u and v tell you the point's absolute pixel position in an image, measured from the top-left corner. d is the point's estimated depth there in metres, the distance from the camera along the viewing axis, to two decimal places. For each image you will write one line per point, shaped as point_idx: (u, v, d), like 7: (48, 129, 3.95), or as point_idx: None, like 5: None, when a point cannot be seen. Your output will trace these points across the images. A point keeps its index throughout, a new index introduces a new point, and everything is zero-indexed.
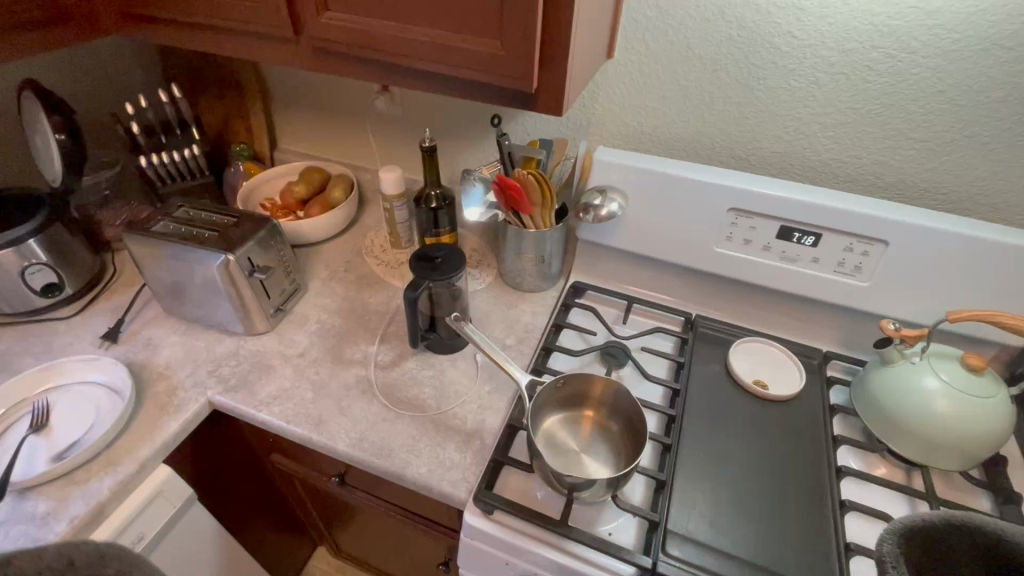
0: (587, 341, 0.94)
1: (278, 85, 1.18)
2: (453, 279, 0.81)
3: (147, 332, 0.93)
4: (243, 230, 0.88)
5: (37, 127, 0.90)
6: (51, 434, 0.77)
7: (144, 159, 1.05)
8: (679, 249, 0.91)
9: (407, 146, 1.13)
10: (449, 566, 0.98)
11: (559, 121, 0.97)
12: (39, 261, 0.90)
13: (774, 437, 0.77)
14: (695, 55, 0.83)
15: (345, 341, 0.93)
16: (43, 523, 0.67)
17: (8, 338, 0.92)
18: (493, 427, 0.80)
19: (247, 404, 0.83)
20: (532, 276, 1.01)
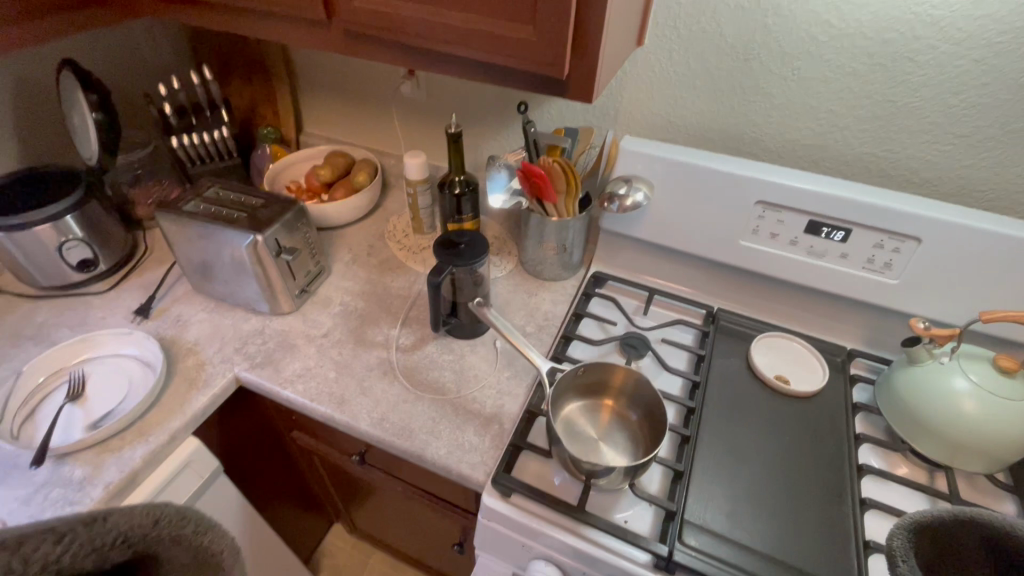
0: (606, 330, 0.94)
1: (305, 68, 1.19)
2: (476, 265, 0.82)
3: (176, 309, 0.96)
4: (271, 212, 0.90)
5: (74, 105, 0.92)
6: (86, 403, 0.80)
7: (176, 139, 1.07)
8: (703, 241, 0.90)
9: (431, 132, 1.13)
10: (463, 547, 1.00)
11: (585, 109, 0.97)
12: (75, 237, 0.93)
13: (794, 433, 0.76)
14: (728, 44, 0.81)
15: (367, 323, 0.95)
16: (79, 487, 0.70)
17: (45, 310, 0.95)
18: (512, 412, 0.80)
19: (273, 381, 0.85)
20: (553, 265, 1.02)
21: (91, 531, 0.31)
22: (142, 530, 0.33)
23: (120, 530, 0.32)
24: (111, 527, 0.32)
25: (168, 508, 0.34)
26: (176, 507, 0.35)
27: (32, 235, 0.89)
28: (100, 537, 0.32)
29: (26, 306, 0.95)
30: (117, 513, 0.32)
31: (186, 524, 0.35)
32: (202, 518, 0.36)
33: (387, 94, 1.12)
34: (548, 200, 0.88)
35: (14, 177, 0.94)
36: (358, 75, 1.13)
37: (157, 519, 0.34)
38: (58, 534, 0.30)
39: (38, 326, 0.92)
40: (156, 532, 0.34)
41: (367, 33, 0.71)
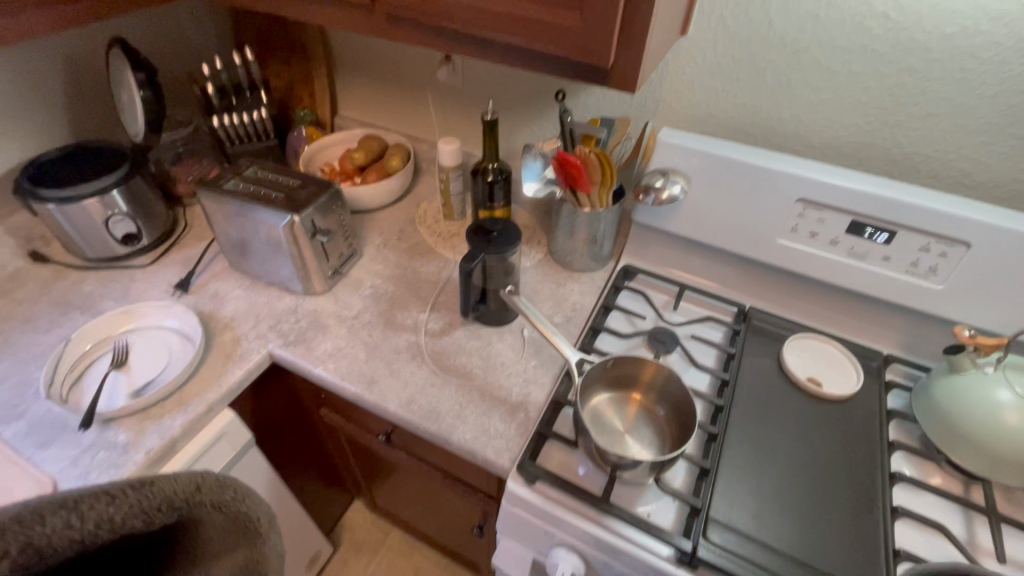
0: (634, 324, 0.93)
1: (343, 51, 1.19)
2: (507, 254, 0.82)
3: (214, 285, 0.99)
4: (308, 193, 0.91)
5: (122, 82, 0.95)
6: (130, 371, 0.83)
7: (217, 119, 1.10)
8: (739, 238, 0.89)
9: (465, 118, 1.13)
10: (483, 530, 1.01)
11: (623, 99, 0.95)
12: (121, 212, 0.96)
13: (824, 436, 0.75)
14: (777, 35, 0.79)
15: (397, 306, 0.96)
16: (123, 451, 0.73)
17: (90, 281, 0.98)
18: (538, 401, 0.81)
19: (305, 359, 0.87)
20: (583, 256, 1.01)
21: (139, 494, 0.33)
22: (185, 496, 0.35)
23: (164, 495, 0.34)
24: (156, 493, 0.33)
25: (208, 476, 0.36)
26: (215, 475, 0.37)
27: (81, 208, 0.92)
28: (146, 500, 0.33)
29: (73, 277, 0.99)
30: (164, 477, 0.34)
31: (224, 491, 0.37)
32: (239, 485, 0.38)
33: (423, 79, 1.12)
34: (581, 189, 0.88)
35: (65, 152, 0.98)
36: (394, 60, 1.13)
37: (198, 485, 0.36)
38: (110, 496, 0.32)
39: (84, 296, 0.95)
40: (199, 496, 0.36)
41: (408, 17, 0.71)
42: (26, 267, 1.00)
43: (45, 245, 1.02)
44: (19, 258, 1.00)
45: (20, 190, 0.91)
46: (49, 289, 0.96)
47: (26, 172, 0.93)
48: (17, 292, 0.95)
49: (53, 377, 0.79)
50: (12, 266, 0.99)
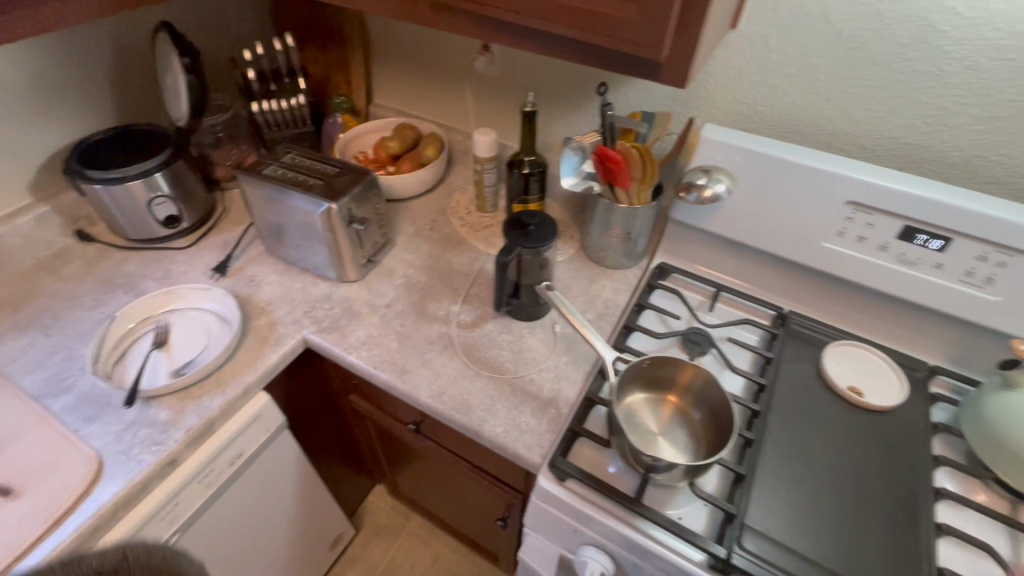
0: (668, 324, 0.92)
1: (380, 39, 1.19)
2: (544, 248, 0.81)
3: (251, 269, 1.00)
4: (345, 181, 0.91)
5: (167, 66, 0.96)
6: (171, 351, 0.85)
7: (257, 105, 1.11)
8: (781, 239, 0.86)
9: (502, 109, 1.12)
10: (506, 522, 1.02)
11: (666, 93, 0.93)
12: (163, 194, 0.98)
13: (865, 449, 0.73)
14: (832, 31, 0.76)
15: (429, 297, 0.96)
16: (164, 429, 0.75)
17: (133, 261, 1.01)
18: (569, 398, 0.80)
19: (338, 346, 0.88)
20: (617, 252, 1.00)
21: None
22: None
23: None
24: None
25: None
26: None
27: (126, 189, 0.94)
28: None
29: (117, 257, 1.02)
30: None
31: None
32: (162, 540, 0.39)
33: (461, 68, 1.11)
34: (620, 185, 0.86)
35: (111, 134, 1.00)
36: (433, 48, 1.12)
37: None
38: None
39: (127, 276, 0.98)
40: None
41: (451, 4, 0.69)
42: (73, 246, 1.03)
43: (90, 224, 1.05)
44: (66, 237, 1.03)
45: (69, 171, 0.93)
46: (94, 268, 0.99)
47: (75, 154, 0.95)
48: (64, 269, 0.98)
49: (99, 354, 0.82)
50: (60, 244, 1.02)
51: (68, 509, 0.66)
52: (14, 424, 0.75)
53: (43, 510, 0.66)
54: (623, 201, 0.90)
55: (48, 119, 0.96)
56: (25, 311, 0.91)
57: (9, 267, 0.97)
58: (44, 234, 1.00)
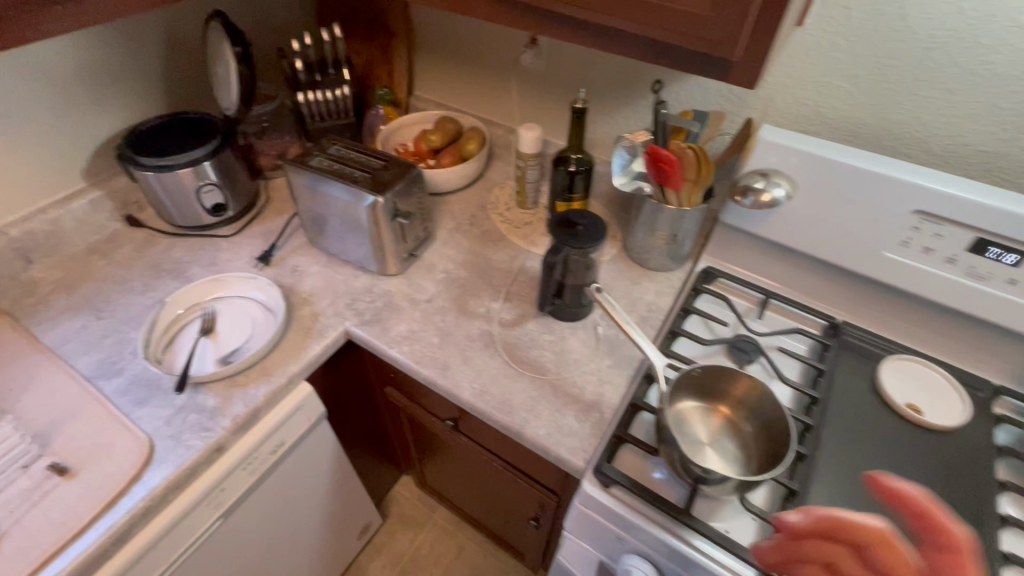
0: (714, 330, 0.90)
1: (424, 30, 1.18)
2: (593, 249, 0.79)
3: (294, 259, 1.01)
4: (391, 174, 0.91)
5: (218, 55, 0.97)
6: (217, 338, 0.86)
7: (302, 96, 1.11)
8: (838, 247, 0.83)
9: (546, 104, 1.10)
10: (540, 522, 1.01)
11: (720, 92, 0.90)
12: (211, 182, 0.99)
13: (919, 465, 0.71)
14: (907, 30, 0.72)
15: (469, 293, 0.95)
16: (212, 415, 0.76)
17: (180, 248, 1.02)
18: (613, 402, 0.79)
19: (380, 340, 0.88)
20: (661, 254, 0.97)
21: None
22: None
23: None
24: None
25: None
26: None
27: (176, 177, 0.95)
28: None
29: (164, 243, 1.03)
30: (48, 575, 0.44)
31: None
32: None
33: (506, 62, 1.10)
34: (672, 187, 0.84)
35: (163, 122, 1.01)
36: (478, 41, 1.11)
37: None
38: None
39: (174, 262, 0.99)
40: None
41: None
42: (123, 230, 1.05)
43: (139, 210, 1.07)
44: (116, 221, 1.05)
45: (123, 158, 0.94)
46: (143, 253, 1.01)
47: (128, 141, 0.97)
48: (115, 254, 1.01)
49: (149, 339, 0.83)
50: (110, 228, 1.04)
51: (120, 491, 0.68)
52: (70, 404, 0.77)
53: (98, 491, 0.68)
54: (672, 203, 0.87)
55: (102, 105, 0.98)
56: (78, 294, 0.93)
57: (63, 250, 0.99)
58: (96, 218, 1.02)
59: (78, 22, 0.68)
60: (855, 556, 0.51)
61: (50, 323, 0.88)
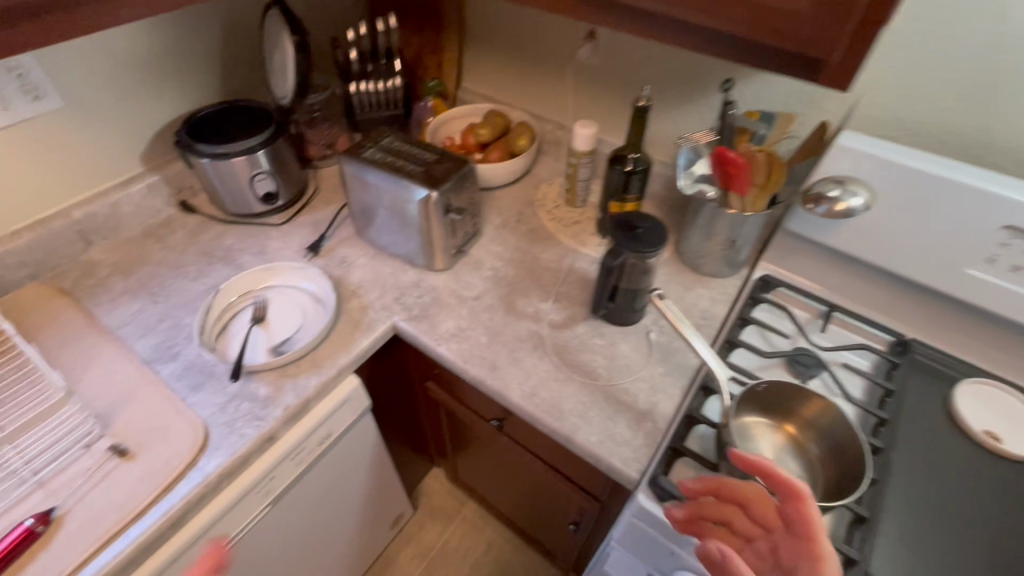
0: (771, 341, 0.86)
1: (476, 21, 1.16)
2: (652, 254, 0.76)
3: (342, 251, 1.01)
4: (444, 168, 0.90)
5: (277, 44, 0.97)
6: (268, 328, 0.87)
7: (354, 86, 1.10)
8: (914, 261, 0.78)
9: (600, 100, 1.07)
10: (579, 527, 1.00)
11: (790, 92, 0.86)
12: (263, 171, 0.99)
13: (995, 499, 0.67)
14: (1009, 31, 0.67)
15: (517, 292, 0.94)
16: (264, 405, 0.77)
17: (231, 235, 1.03)
18: (667, 412, 0.77)
19: (428, 336, 0.87)
20: (717, 260, 0.94)
21: None
22: None
23: None
24: None
25: None
26: None
27: (231, 165, 0.96)
28: None
29: (216, 229, 1.04)
30: None
31: None
32: None
33: (560, 55, 1.07)
34: (735, 191, 0.81)
35: (219, 109, 1.02)
36: (533, 33, 1.08)
37: None
38: None
39: (226, 249, 1.01)
40: None
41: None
42: (176, 216, 1.06)
43: (193, 196, 1.09)
44: (171, 206, 1.07)
45: (181, 143, 0.95)
46: (196, 238, 1.02)
47: (185, 127, 0.97)
48: (169, 238, 1.02)
49: (204, 325, 0.84)
50: (165, 213, 1.06)
51: (177, 477, 0.69)
52: (128, 386, 0.78)
53: (155, 474, 0.69)
54: (734, 207, 0.84)
55: (162, 90, 0.99)
56: (135, 277, 0.95)
57: (121, 233, 1.01)
58: (152, 202, 1.04)
59: (150, 10, 0.68)
60: (743, 509, 0.59)
61: (109, 305, 0.90)
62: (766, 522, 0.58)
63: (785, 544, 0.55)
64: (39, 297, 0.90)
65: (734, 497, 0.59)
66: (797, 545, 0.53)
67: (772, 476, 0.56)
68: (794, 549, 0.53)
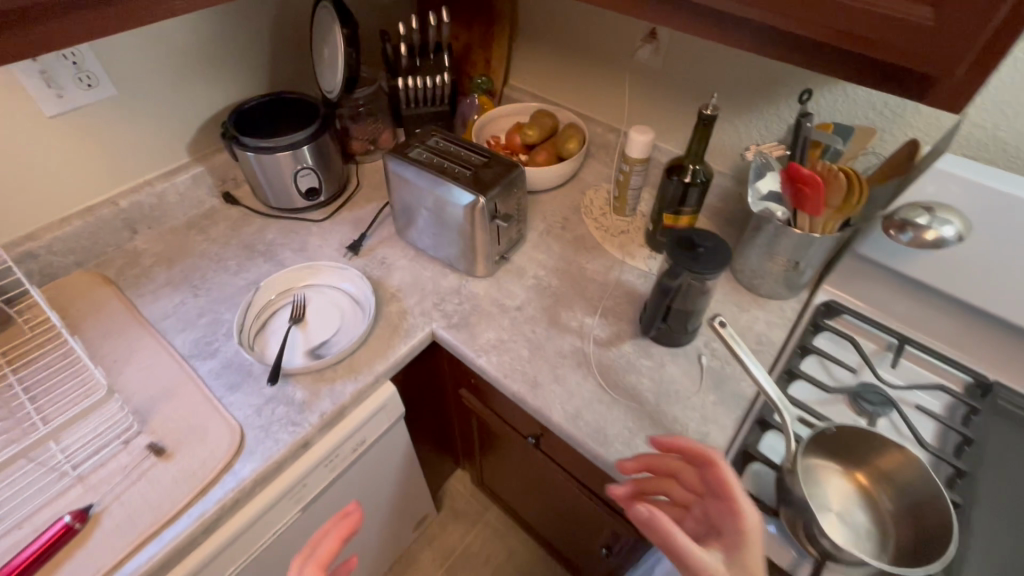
0: (834, 372, 0.80)
1: (528, 15, 1.12)
2: (712, 276, 0.71)
3: (382, 251, 0.99)
4: (492, 173, 0.86)
5: (327, 37, 0.94)
6: (306, 329, 0.85)
7: (401, 81, 1.07)
8: (1007, 299, 0.71)
9: (659, 104, 1.01)
10: (612, 551, 0.96)
11: (873, 105, 0.79)
12: (307, 166, 0.97)
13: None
14: None
15: (561, 304, 0.90)
16: (300, 410, 0.75)
17: (272, 229, 1.02)
18: (719, 445, 0.72)
19: (468, 347, 0.84)
20: (777, 281, 0.88)
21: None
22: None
23: None
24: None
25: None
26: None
27: (275, 159, 0.94)
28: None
29: (258, 223, 1.03)
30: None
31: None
32: None
33: (618, 55, 1.02)
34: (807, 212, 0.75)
35: (265, 101, 1.01)
36: (590, 31, 1.03)
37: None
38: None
39: (267, 243, 0.99)
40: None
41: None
42: (219, 207, 1.06)
43: (236, 187, 1.08)
44: (214, 197, 1.06)
45: (228, 135, 0.94)
46: (238, 231, 1.02)
47: (232, 118, 0.96)
48: (212, 230, 1.02)
49: (243, 323, 0.83)
50: (209, 203, 1.05)
51: (212, 480, 0.68)
52: (167, 382, 0.78)
53: (191, 476, 0.68)
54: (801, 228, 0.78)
55: (211, 80, 0.98)
56: (177, 268, 0.95)
57: (165, 222, 1.01)
58: (197, 193, 1.03)
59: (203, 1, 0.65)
60: (677, 479, 0.62)
61: (151, 297, 0.90)
62: (697, 489, 0.59)
63: (711, 506, 0.56)
64: (85, 285, 0.90)
65: (667, 468, 0.62)
66: (721, 505, 0.54)
67: (683, 446, 0.59)
68: (719, 509, 0.54)
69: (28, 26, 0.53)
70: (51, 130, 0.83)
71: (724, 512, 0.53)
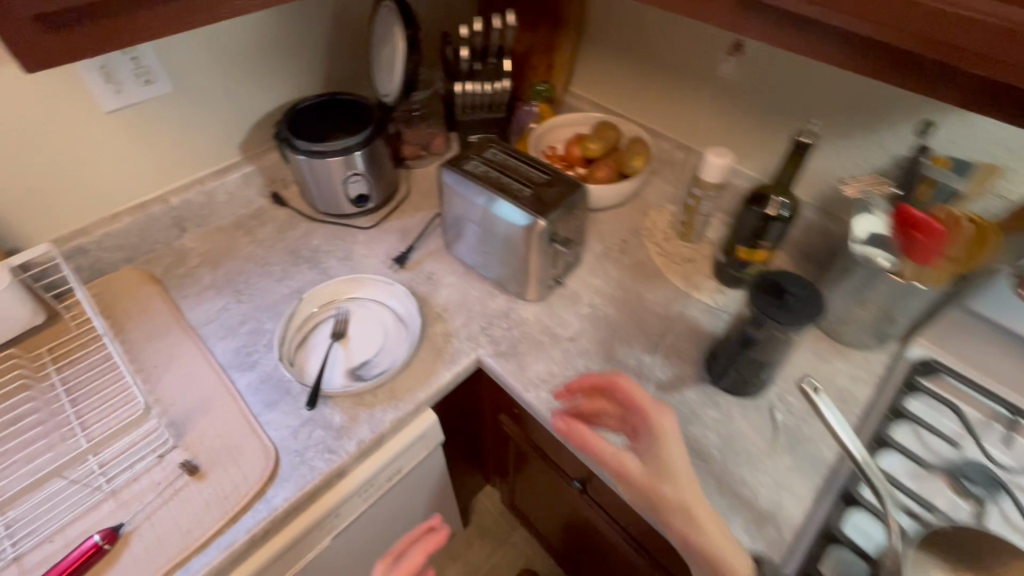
0: (930, 441, 0.68)
1: (599, 20, 1.04)
2: (801, 328, 0.63)
3: (429, 265, 0.94)
4: (554, 192, 0.79)
5: (387, 38, 0.90)
6: (348, 346, 0.81)
7: (459, 86, 1.02)
8: None
9: (737, 123, 0.93)
10: None
11: (1003, 140, 0.68)
12: (358, 172, 0.94)
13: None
14: None
15: (618, 338, 0.83)
16: (337, 436, 0.71)
17: (318, 235, 0.99)
18: (795, 520, 0.64)
19: (515, 378, 0.78)
20: (865, 331, 0.78)
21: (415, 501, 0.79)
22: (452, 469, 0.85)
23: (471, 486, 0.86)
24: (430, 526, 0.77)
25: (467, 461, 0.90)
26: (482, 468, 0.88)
27: (326, 164, 0.91)
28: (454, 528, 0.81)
29: (305, 227, 1.00)
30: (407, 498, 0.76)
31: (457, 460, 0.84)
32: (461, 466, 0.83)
33: (696, 67, 0.93)
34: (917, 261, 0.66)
35: (320, 102, 0.97)
36: (666, 41, 0.95)
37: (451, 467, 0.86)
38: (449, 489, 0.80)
39: (312, 250, 0.96)
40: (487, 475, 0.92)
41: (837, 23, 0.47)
42: (267, 208, 1.04)
43: (285, 188, 1.05)
44: (263, 197, 1.04)
45: (281, 137, 0.91)
46: (284, 235, 0.99)
47: (285, 119, 0.93)
48: (258, 232, 0.99)
49: (284, 337, 0.80)
50: (257, 204, 1.03)
51: (244, 507, 0.64)
52: (204, 394, 0.75)
53: (224, 500, 0.65)
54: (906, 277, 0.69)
55: (268, 78, 0.95)
56: (222, 271, 0.93)
57: (213, 221, 0.99)
58: (246, 193, 1.01)
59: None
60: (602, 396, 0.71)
61: (195, 299, 0.88)
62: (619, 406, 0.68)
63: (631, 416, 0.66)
64: (132, 283, 0.89)
65: (591, 389, 0.70)
66: (638, 415, 0.64)
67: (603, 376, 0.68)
68: (638, 418, 0.64)
69: (86, 26, 0.50)
70: (107, 127, 0.82)
71: (639, 421, 0.63)
